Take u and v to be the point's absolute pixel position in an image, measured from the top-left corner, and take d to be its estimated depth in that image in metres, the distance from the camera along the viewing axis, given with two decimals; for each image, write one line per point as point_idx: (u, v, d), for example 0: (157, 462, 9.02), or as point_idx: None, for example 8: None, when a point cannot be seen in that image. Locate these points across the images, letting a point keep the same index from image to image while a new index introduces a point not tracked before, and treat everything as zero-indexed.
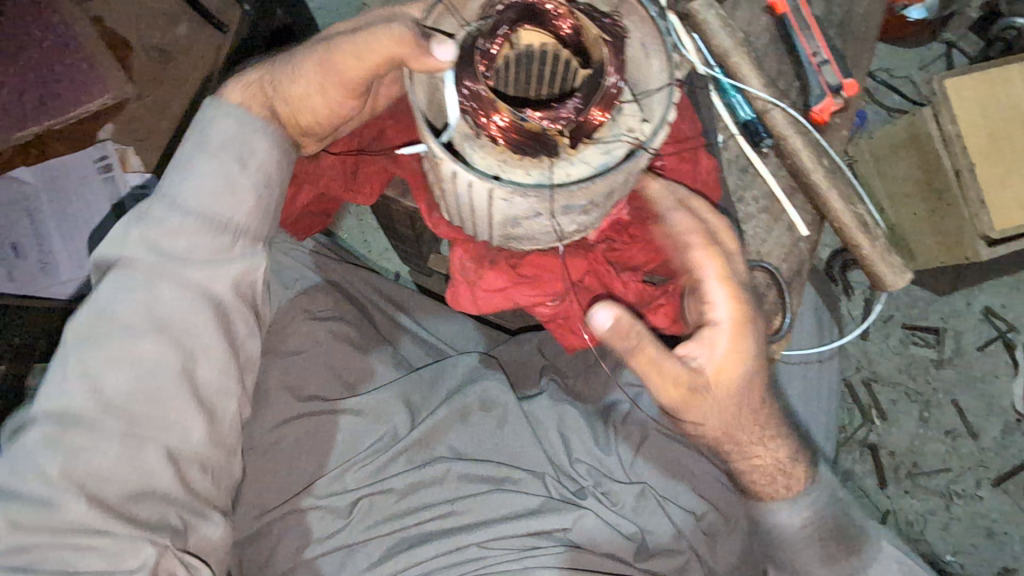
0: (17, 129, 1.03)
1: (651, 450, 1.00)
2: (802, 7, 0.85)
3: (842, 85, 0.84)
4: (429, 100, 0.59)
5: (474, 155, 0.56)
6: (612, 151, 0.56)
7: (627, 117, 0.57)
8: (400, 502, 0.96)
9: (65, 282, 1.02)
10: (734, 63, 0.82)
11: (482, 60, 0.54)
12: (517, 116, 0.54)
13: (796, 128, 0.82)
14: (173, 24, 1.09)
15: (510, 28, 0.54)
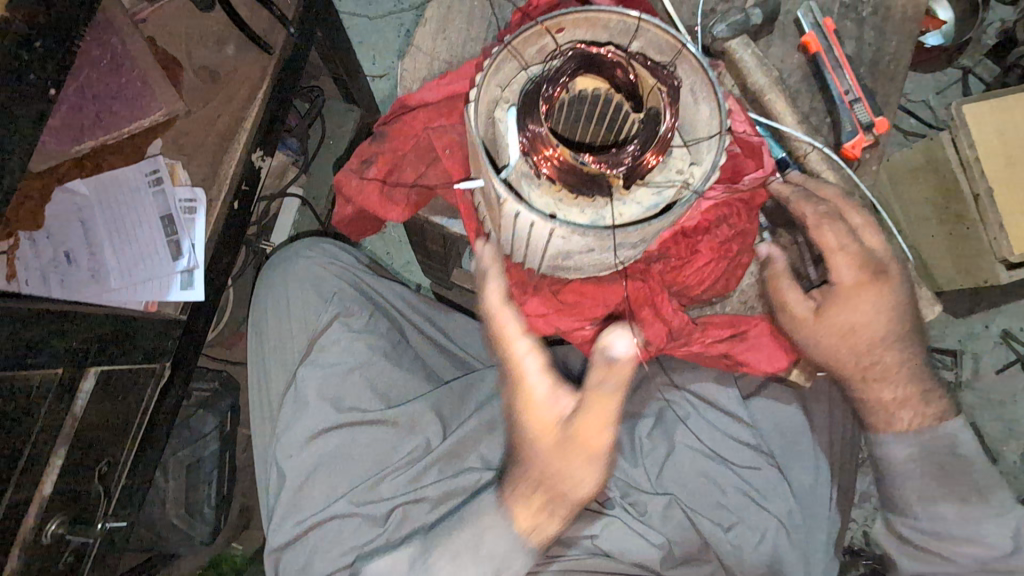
0: (73, 143, 1.03)
1: (678, 462, 1.03)
2: (834, 45, 0.89)
3: (874, 122, 0.89)
4: (488, 135, 0.61)
5: (532, 192, 0.60)
6: (661, 191, 0.60)
7: (676, 159, 0.61)
8: (434, 512, 0.98)
9: (114, 291, 1.04)
10: (769, 100, 0.87)
11: (546, 102, 0.56)
12: (575, 158, 0.56)
13: (827, 162, 0.89)
14: (224, 45, 1.15)
15: (571, 75, 0.57)
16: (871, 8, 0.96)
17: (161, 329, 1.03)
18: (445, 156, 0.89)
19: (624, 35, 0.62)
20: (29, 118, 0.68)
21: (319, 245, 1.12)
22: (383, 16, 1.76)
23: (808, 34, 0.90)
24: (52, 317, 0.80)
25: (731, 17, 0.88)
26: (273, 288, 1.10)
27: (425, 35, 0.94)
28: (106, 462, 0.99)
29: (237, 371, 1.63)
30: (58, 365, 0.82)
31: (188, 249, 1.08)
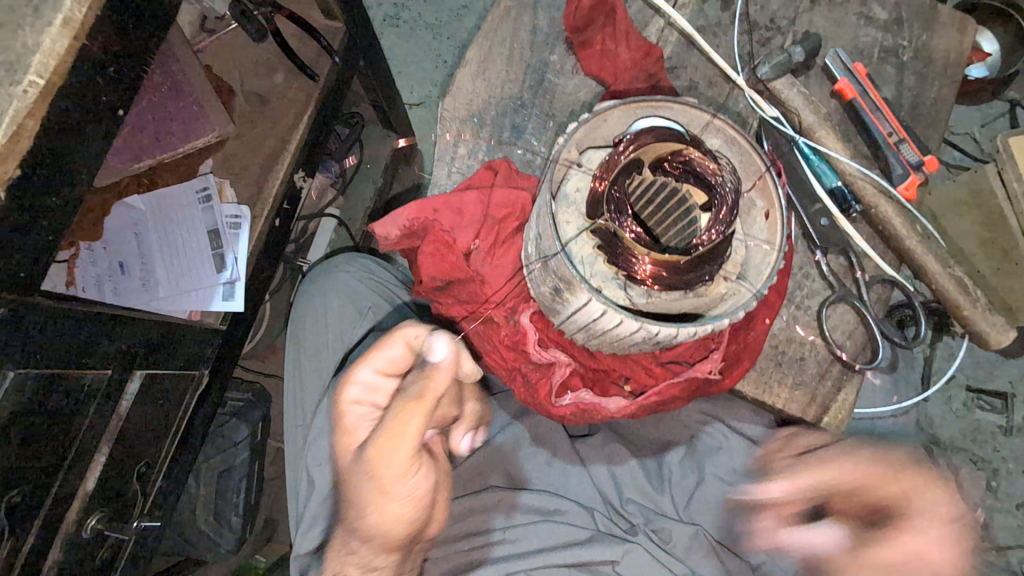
0: (132, 161, 1.09)
1: (707, 492, 1.00)
2: (869, 89, 0.90)
3: (923, 161, 0.89)
4: (626, 113, 0.65)
5: (591, 151, 0.64)
6: (579, 260, 0.62)
7: (614, 286, 0.62)
8: (455, 526, 1.02)
9: (161, 300, 1.10)
10: (818, 136, 0.88)
11: (687, 152, 0.61)
12: (613, 191, 0.60)
13: (885, 196, 0.87)
14: (274, 74, 1.24)
15: (705, 191, 0.61)
16: (912, 52, 0.96)
17: (202, 337, 1.09)
18: (632, 39, 0.92)
19: (753, 275, 0.62)
20: (98, 134, 0.73)
21: (359, 261, 1.15)
22: (423, 49, 1.84)
23: (842, 82, 0.90)
24: (106, 319, 0.84)
25: (775, 59, 0.91)
26: (313, 300, 1.14)
27: (466, 75, 0.96)
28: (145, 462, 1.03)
29: (269, 385, 1.69)
30: (108, 366, 0.87)
31: (231, 261, 1.14)
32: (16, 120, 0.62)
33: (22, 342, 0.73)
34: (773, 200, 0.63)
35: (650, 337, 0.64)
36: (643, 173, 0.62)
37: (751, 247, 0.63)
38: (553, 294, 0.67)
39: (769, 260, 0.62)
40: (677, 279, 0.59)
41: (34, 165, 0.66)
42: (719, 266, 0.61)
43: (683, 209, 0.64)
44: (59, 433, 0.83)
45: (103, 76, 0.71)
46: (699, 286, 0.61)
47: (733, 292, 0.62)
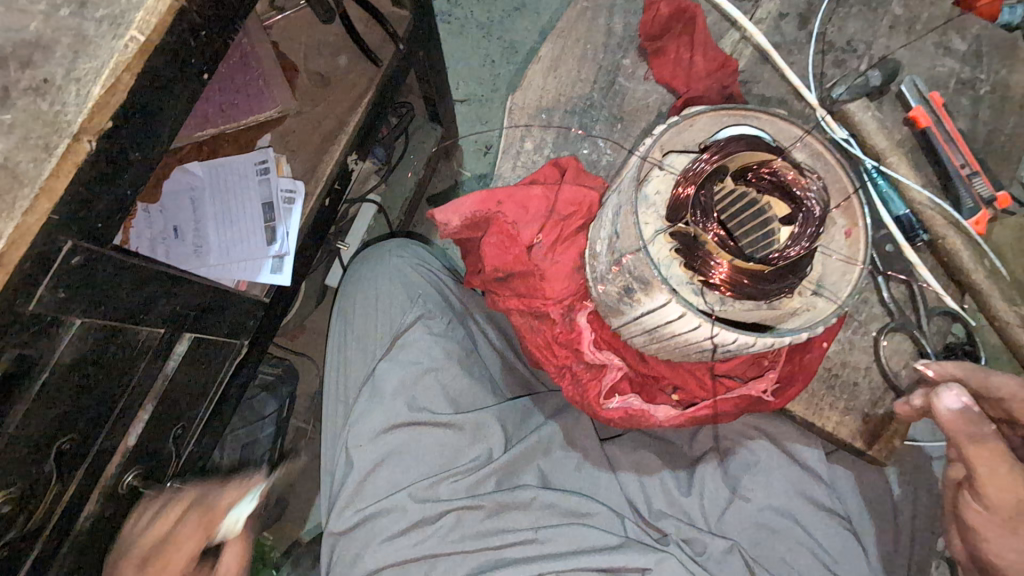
0: (197, 129, 1.13)
1: (739, 510, 1.00)
2: (945, 119, 0.89)
3: (995, 197, 0.87)
4: (713, 119, 0.64)
5: (674, 156, 0.64)
6: (656, 261, 0.61)
7: (690, 290, 0.61)
8: (485, 521, 0.98)
9: (210, 267, 1.12)
10: (890, 162, 0.87)
11: (774, 163, 0.60)
12: (698, 198, 0.60)
13: (954, 228, 0.86)
14: (338, 55, 1.24)
15: (789, 204, 0.60)
16: (989, 86, 0.95)
17: (248, 307, 1.10)
18: (705, 51, 0.88)
19: (831, 290, 0.61)
20: (184, 94, 0.74)
21: (412, 247, 1.17)
22: (472, 46, 1.84)
23: (917, 109, 0.89)
24: (165, 280, 0.86)
25: (851, 81, 0.90)
26: (363, 282, 1.15)
27: (536, 72, 0.98)
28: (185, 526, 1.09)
29: (297, 362, 1.71)
30: (161, 326, 0.88)
31: (282, 234, 1.15)
32: (114, 74, 0.63)
33: (93, 293, 0.74)
34: (856, 219, 0.61)
35: (723, 345, 0.62)
36: (726, 181, 0.62)
37: (831, 262, 0.62)
38: (620, 295, 0.68)
39: (850, 276, 0.60)
40: (756, 288, 0.59)
41: (124, 120, 0.67)
42: (799, 280, 0.60)
43: (762, 222, 0.62)
44: (109, 388, 0.85)
45: (195, 38, 0.72)
46: (777, 297, 0.61)
47: (808, 307, 0.62)
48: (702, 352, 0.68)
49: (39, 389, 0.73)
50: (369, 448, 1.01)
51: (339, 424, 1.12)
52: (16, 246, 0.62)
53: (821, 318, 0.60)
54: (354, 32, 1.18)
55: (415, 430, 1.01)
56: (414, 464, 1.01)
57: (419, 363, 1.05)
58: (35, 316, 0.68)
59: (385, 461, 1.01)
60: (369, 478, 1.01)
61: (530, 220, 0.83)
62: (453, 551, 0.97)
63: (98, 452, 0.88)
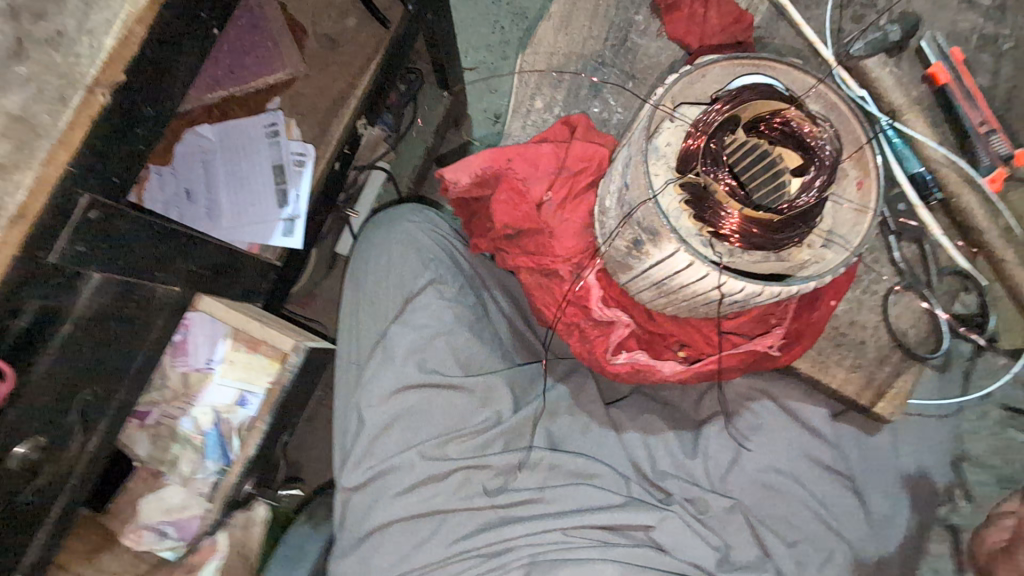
0: (207, 91, 1.11)
1: (743, 471, 1.02)
2: (965, 76, 0.87)
3: (1013, 153, 0.85)
4: (724, 70, 0.64)
5: (685, 107, 0.64)
6: (666, 212, 0.61)
7: (698, 242, 0.61)
8: (493, 480, 1.00)
9: (224, 230, 1.13)
10: (908, 120, 0.85)
11: (787, 112, 0.60)
12: (710, 148, 0.59)
13: (969, 186, 0.85)
14: (346, 17, 1.23)
15: (801, 155, 0.60)
16: (1012, 42, 0.92)
17: (260, 270, 1.11)
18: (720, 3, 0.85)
19: (841, 241, 0.62)
20: (195, 49, 0.75)
21: (422, 212, 1.18)
22: (484, 10, 1.80)
23: (935, 66, 0.87)
24: (181, 237, 0.87)
25: (869, 35, 0.88)
26: (375, 247, 1.16)
27: (548, 28, 0.97)
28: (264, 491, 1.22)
29: None
30: (177, 282, 0.90)
31: (293, 198, 1.15)
32: (126, 25, 0.63)
33: (109, 248, 0.75)
34: (869, 170, 0.61)
35: (730, 294, 0.63)
36: (737, 132, 0.61)
37: (842, 213, 0.62)
38: (629, 248, 0.68)
39: (860, 226, 0.61)
40: (765, 237, 0.59)
41: (138, 73, 0.68)
42: (809, 230, 0.60)
43: (772, 174, 0.59)
44: (127, 343, 0.87)
45: None
46: (787, 248, 0.61)
47: (816, 259, 0.62)
48: (710, 305, 0.69)
49: (60, 341, 0.75)
50: (380, 408, 1.04)
51: (349, 386, 1.14)
52: (37, 197, 0.63)
53: (833, 268, 0.61)
54: None
55: (425, 391, 1.03)
56: (423, 424, 1.03)
57: (430, 327, 1.06)
58: (54, 268, 0.70)
59: (396, 421, 1.03)
60: (380, 436, 1.03)
61: (539, 177, 0.83)
62: (461, 507, 1.00)
63: (120, 406, 0.90)
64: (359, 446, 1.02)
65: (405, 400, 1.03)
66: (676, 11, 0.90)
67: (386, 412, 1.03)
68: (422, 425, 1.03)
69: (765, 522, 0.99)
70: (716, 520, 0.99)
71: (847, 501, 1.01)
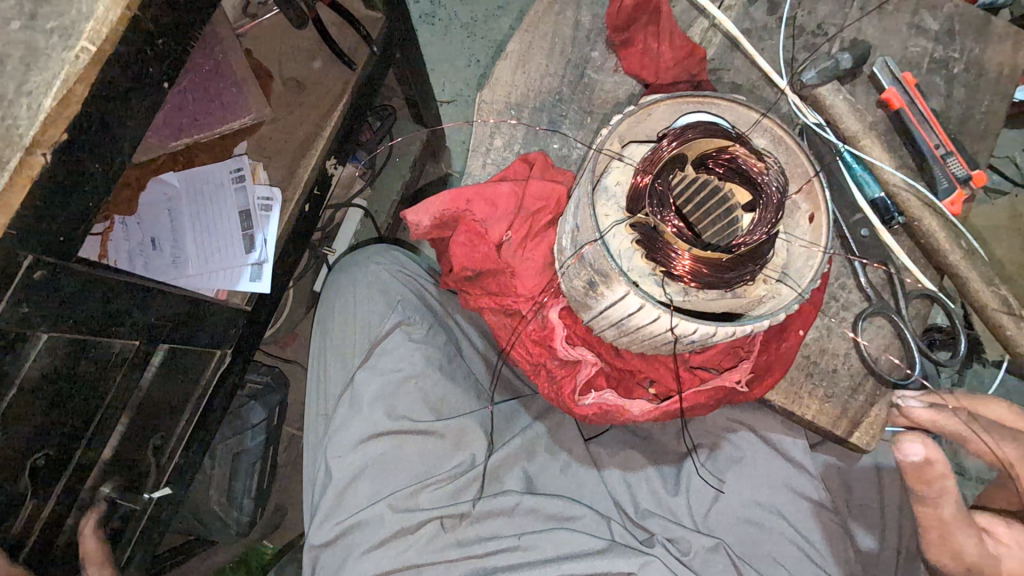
0: (171, 139, 1.11)
1: (725, 506, 1.00)
2: (919, 100, 0.88)
3: (971, 175, 0.86)
4: (671, 106, 0.64)
5: (633, 146, 0.64)
6: (617, 253, 0.61)
7: (651, 282, 0.61)
8: (469, 529, 0.98)
9: (190, 278, 1.12)
10: (865, 145, 0.86)
11: (732, 149, 0.60)
12: (657, 188, 0.59)
13: (930, 210, 0.84)
14: (311, 60, 1.24)
15: (750, 190, 0.61)
16: (964, 64, 0.93)
17: (227, 317, 1.09)
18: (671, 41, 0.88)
19: (794, 277, 0.61)
20: (144, 105, 0.74)
21: (390, 252, 1.17)
22: (457, 45, 1.81)
23: (889, 92, 0.88)
24: (138, 290, 0.85)
25: (822, 63, 0.88)
26: (342, 290, 1.15)
27: (505, 67, 0.97)
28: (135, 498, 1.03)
29: (288, 369, 1.70)
30: (136, 337, 0.88)
31: (260, 242, 1.15)
32: (66, 86, 0.63)
33: (57, 307, 0.74)
34: (819, 204, 0.61)
35: (686, 336, 0.62)
36: (686, 169, 0.62)
37: (793, 249, 0.62)
38: (586, 289, 0.67)
39: (813, 262, 0.60)
40: (716, 277, 0.58)
41: (82, 133, 0.67)
42: (760, 268, 0.60)
43: (723, 208, 0.62)
44: (82, 403, 0.85)
45: (151, 47, 0.71)
46: (739, 286, 0.60)
47: (773, 294, 0.61)
48: (668, 345, 0.68)
49: (10, 402, 0.74)
50: (348, 458, 1.01)
51: (319, 435, 1.11)
52: None
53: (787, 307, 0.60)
54: (327, 36, 1.18)
55: (395, 439, 1.01)
56: (394, 474, 1.00)
57: (399, 371, 1.04)
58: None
59: (365, 471, 1.00)
60: (349, 489, 1.00)
61: (498, 217, 0.82)
62: (435, 560, 0.96)
63: (77, 466, 0.88)
64: (328, 499, 0.99)
65: (374, 449, 1.00)
66: (632, 49, 0.91)
67: (355, 463, 1.01)
68: (393, 475, 1.00)
69: (751, 559, 0.96)
70: (700, 561, 0.96)
71: (829, 533, 0.98)
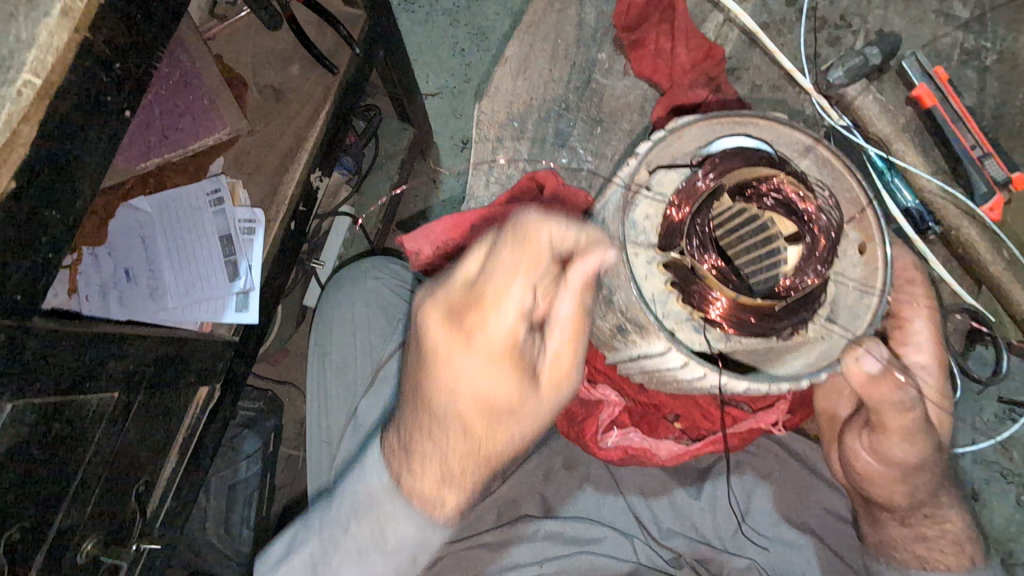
0: (139, 160, 1.01)
1: (753, 522, 0.96)
2: (952, 96, 0.82)
3: (1009, 178, 0.80)
4: (708, 128, 0.60)
5: (661, 172, 0.60)
6: (651, 298, 0.59)
7: (690, 328, 0.59)
8: (491, 558, 0.94)
9: (170, 310, 1.02)
10: (895, 148, 0.81)
11: (775, 177, 0.57)
12: (691, 227, 0.58)
13: (969, 216, 0.80)
14: (289, 64, 1.14)
15: (795, 222, 0.58)
16: (996, 56, 0.89)
17: (214, 351, 1.02)
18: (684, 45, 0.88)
19: (845, 321, 0.59)
20: (103, 138, 0.65)
21: (389, 266, 1.10)
22: (439, 34, 1.67)
23: (920, 88, 0.82)
24: (113, 338, 0.78)
25: (851, 60, 0.82)
26: (338, 308, 1.08)
27: (503, 76, 0.98)
28: (120, 550, 0.95)
29: (284, 387, 1.64)
30: (113, 387, 0.81)
31: (245, 270, 1.06)
32: (9, 125, 0.55)
33: (15, 369, 0.66)
34: (871, 234, 0.58)
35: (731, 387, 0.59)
36: (724, 200, 0.58)
37: (843, 289, 0.59)
38: (615, 330, 0.65)
39: (866, 302, 0.58)
40: (762, 324, 0.57)
41: (34, 177, 0.59)
42: (809, 311, 0.58)
43: (763, 243, 0.57)
44: (60, 464, 0.78)
45: (109, 73, 0.63)
46: (787, 332, 0.58)
47: (820, 338, 0.60)
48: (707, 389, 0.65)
49: None
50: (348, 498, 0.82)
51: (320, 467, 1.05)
52: None
53: (834, 351, 0.59)
54: (303, 37, 1.08)
55: None
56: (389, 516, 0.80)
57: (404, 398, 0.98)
58: None
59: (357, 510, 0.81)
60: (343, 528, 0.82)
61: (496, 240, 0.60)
62: None
63: (59, 532, 0.81)
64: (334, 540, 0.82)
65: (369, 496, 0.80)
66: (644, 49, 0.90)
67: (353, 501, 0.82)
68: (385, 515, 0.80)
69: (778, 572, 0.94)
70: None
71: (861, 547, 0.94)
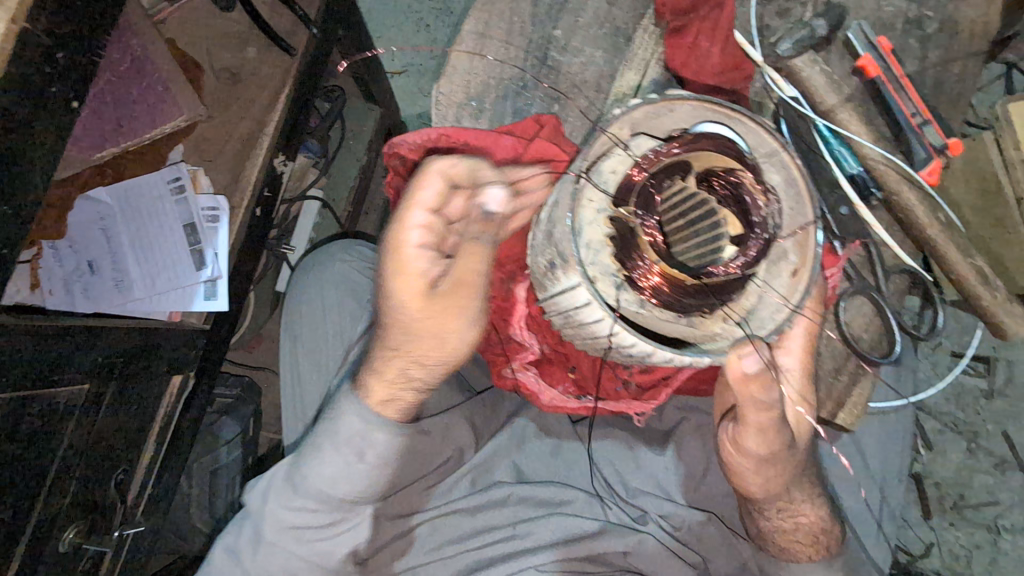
0: (94, 150, 0.98)
1: (712, 482, 1.00)
2: (894, 66, 0.85)
3: (947, 144, 0.84)
4: (696, 107, 0.59)
5: (644, 137, 0.59)
6: (585, 242, 0.60)
7: (611, 282, 0.59)
8: (468, 523, 0.98)
9: (137, 301, 1.02)
10: (838, 117, 0.85)
11: (740, 174, 0.58)
12: (647, 188, 0.59)
13: (908, 182, 0.84)
14: (245, 46, 1.11)
15: (744, 224, 0.58)
16: (937, 24, 0.93)
17: (185, 340, 1.03)
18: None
19: (756, 325, 0.60)
20: (53, 130, 0.65)
21: (354, 248, 1.11)
22: (402, 10, 1.64)
23: (865, 58, 0.85)
24: (81, 331, 0.79)
25: (797, 33, 0.86)
26: (308, 290, 1.09)
27: (462, 55, 0.99)
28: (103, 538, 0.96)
29: (260, 373, 1.64)
30: (86, 379, 0.82)
31: (211, 259, 1.06)
32: None
33: None
34: (807, 258, 0.58)
35: (623, 346, 0.64)
36: (687, 180, 0.59)
37: (765, 297, 0.60)
38: (547, 268, 0.67)
39: (777, 317, 0.59)
40: (675, 297, 0.59)
41: None
42: (720, 302, 0.60)
43: (711, 226, 0.58)
44: (34, 455, 0.80)
45: (53, 63, 0.62)
46: (695, 314, 0.60)
47: (725, 335, 0.60)
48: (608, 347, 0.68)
49: None
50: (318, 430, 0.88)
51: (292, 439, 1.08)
52: None
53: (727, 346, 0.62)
54: (258, 18, 1.07)
55: None
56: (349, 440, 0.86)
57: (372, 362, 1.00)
58: None
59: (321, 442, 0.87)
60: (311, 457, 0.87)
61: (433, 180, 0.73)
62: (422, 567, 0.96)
63: (38, 523, 0.83)
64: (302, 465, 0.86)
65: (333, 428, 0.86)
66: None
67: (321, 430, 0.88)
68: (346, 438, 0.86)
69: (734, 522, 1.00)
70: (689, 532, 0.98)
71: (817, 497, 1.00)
